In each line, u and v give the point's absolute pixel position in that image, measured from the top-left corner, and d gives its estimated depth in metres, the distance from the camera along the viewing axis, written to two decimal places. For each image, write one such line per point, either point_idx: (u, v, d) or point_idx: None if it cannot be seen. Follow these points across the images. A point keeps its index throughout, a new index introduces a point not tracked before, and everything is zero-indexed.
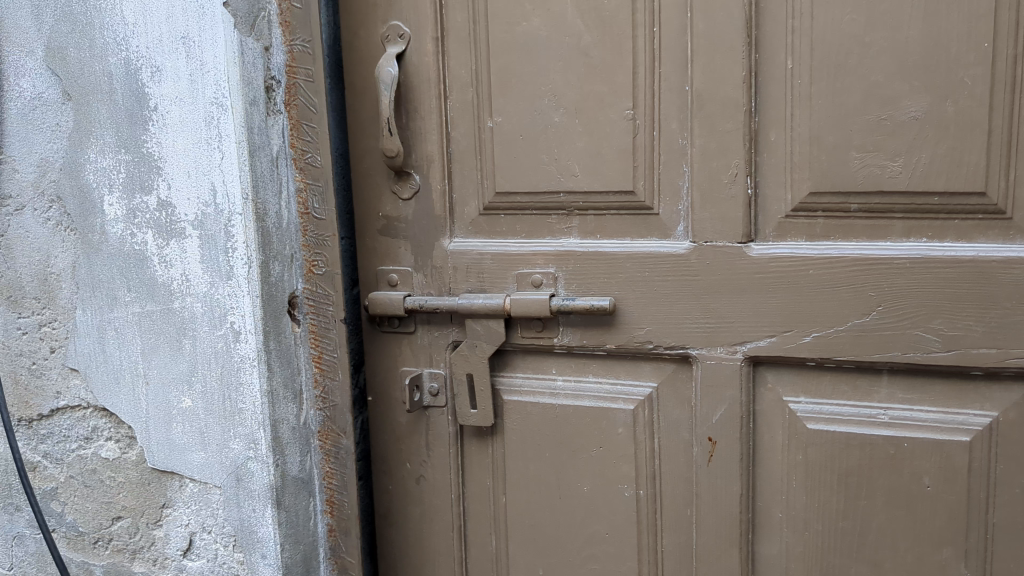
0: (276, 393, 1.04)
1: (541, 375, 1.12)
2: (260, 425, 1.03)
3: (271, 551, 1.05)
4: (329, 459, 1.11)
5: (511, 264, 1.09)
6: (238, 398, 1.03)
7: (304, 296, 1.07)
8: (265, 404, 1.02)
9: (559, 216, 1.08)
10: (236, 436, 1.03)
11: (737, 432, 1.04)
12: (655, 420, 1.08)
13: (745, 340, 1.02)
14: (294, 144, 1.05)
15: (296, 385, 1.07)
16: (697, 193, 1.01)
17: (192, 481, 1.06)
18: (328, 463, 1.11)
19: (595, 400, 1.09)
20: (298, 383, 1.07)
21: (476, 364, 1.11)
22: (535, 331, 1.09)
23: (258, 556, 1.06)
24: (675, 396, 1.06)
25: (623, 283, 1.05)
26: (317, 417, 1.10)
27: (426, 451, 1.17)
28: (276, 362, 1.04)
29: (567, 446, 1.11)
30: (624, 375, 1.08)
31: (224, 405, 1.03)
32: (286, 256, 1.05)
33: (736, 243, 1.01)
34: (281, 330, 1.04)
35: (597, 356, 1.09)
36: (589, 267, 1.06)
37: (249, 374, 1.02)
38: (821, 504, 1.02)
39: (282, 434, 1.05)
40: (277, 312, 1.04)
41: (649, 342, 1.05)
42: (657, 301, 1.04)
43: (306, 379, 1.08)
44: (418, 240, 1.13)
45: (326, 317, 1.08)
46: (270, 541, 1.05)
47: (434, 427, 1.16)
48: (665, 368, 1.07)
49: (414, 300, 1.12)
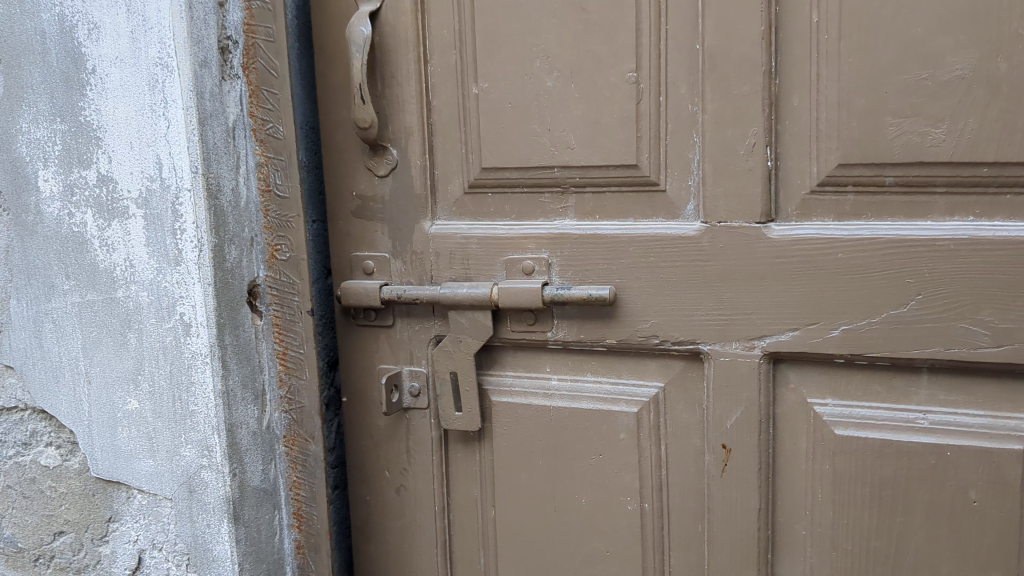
0: (234, 393, 0.92)
1: (534, 374, 1.00)
2: (214, 430, 0.91)
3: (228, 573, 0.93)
4: (296, 467, 1.00)
5: (500, 249, 0.97)
6: (189, 399, 0.91)
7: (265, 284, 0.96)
8: (219, 407, 0.90)
9: (553, 195, 0.96)
10: (188, 443, 0.92)
11: (754, 438, 0.91)
12: (661, 425, 0.95)
13: (764, 334, 0.89)
14: (253, 112, 0.94)
15: (257, 385, 0.95)
16: (709, 166, 0.89)
17: (141, 493, 0.95)
18: (295, 472, 1.00)
19: (594, 402, 0.97)
20: (260, 382, 0.96)
21: (461, 362, 0.99)
22: (526, 325, 0.97)
23: None
24: (684, 398, 0.94)
25: (625, 270, 0.93)
26: (282, 420, 0.99)
27: (407, 458, 1.05)
28: (233, 359, 0.92)
29: (562, 454, 0.99)
30: (626, 374, 0.96)
31: (174, 407, 0.91)
32: (244, 240, 0.93)
33: (754, 224, 0.88)
34: (239, 323, 0.93)
35: (596, 352, 0.97)
36: (587, 251, 0.94)
37: (201, 372, 0.90)
38: (851, 521, 0.90)
39: (240, 439, 0.93)
40: (234, 301, 0.92)
41: (655, 337, 0.93)
42: (663, 290, 0.92)
43: (269, 378, 0.97)
44: (397, 223, 1.01)
45: (292, 309, 0.97)
46: (227, 561, 0.93)
47: (415, 431, 1.04)
48: (673, 365, 0.94)
49: (391, 290, 1.00)
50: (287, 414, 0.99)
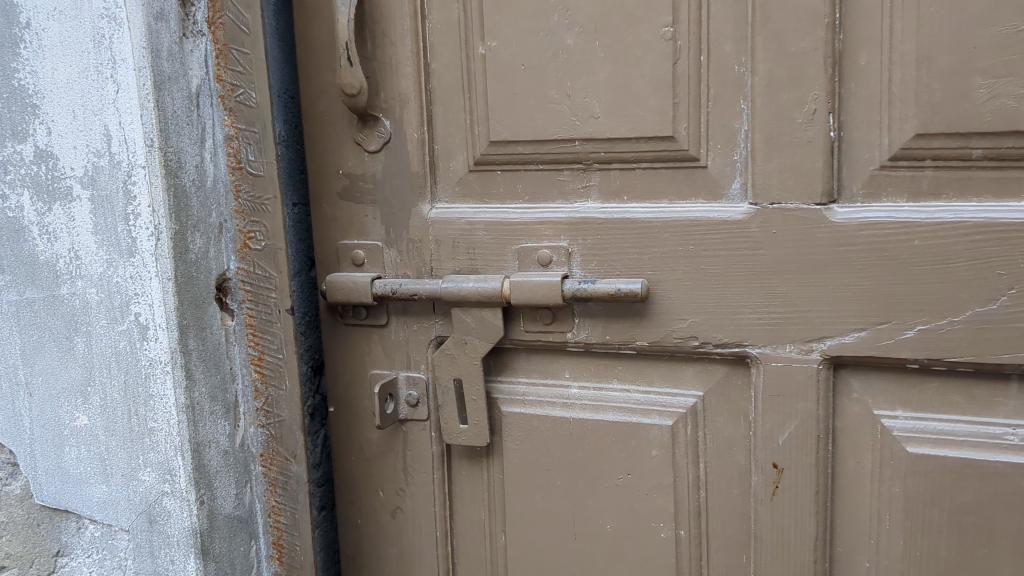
0: (201, 407, 0.79)
1: (550, 381, 0.86)
2: (177, 451, 0.77)
3: None
4: (275, 491, 0.86)
5: (511, 237, 0.83)
6: (148, 414, 0.77)
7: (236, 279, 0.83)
8: (183, 423, 0.77)
9: (573, 172, 0.82)
10: (146, 466, 0.78)
11: (810, 456, 0.78)
12: (699, 440, 0.82)
13: (824, 335, 0.76)
14: (221, 76, 0.80)
15: (228, 397, 0.82)
16: (760, 137, 0.75)
17: (93, 524, 0.80)
18: (274, 495, 0.86)
19: (620, 414, 0.83)
20: (232, 394, 0.82)
21: (466, 367, 0.85)
22: (541, 324, 0.84)
23: None
24: (728, 409, 0.81)
25: (659, 260, 0.79)
26: (258, 436, 0.85)
27: (403, 476, 0.92)
28: (199, 367, 0.78)
29: (583, 473, 0.86)
30: (659, 382, 0.83)
31: (130, 423, 0.78)
32: (214, 227, 0.80)
33: (813, 205, 0.75)
34: (206, 324, 0.79)
35: (623, 356, 0.83)
36: (614, 238, 0.80)
37: (161, 383, 0.76)
38: (924, 552, 0.77)
39: (208, 461, 0.80)
40: (200, 299, 0.79)
41: (693, 338, 0.79)
42: (704, 283, 0.78)
43: (242, 387, 0.83)
44: (390, 206, 0.87)
45: (268, 307, 0.83)
46: None
47: (413, 446, 0.91)
48: (714, 371, 0.81)
49: (385, 284, 0.86)
50: (265, 429, 0.85)
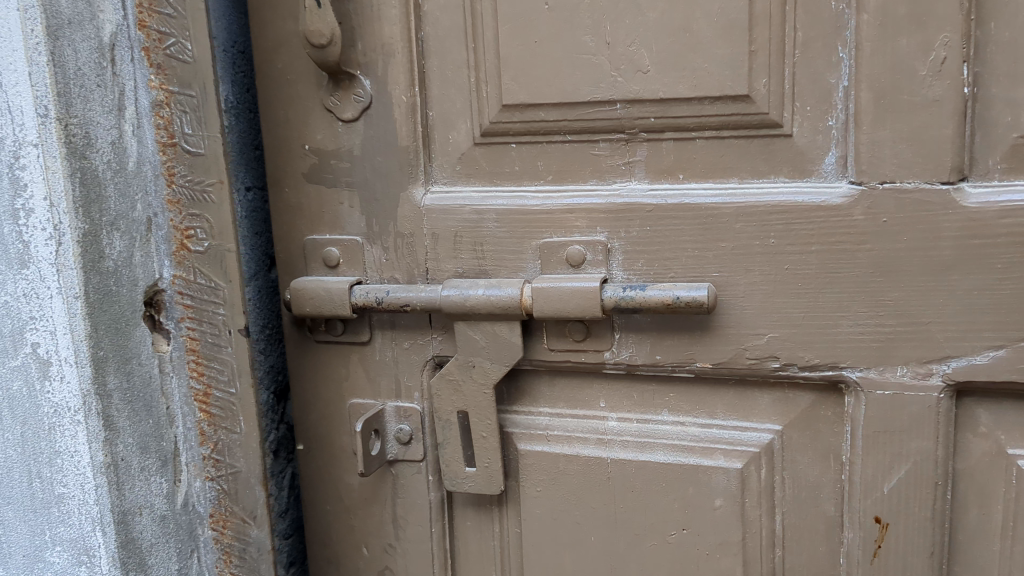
0: (128, 464, 0.59)
1: (580, 411, 0.68)
2: (95, 525, 0.58)
3: None
4: (229, 562, 0.67)
5: (531, 229, 0.65)
6: (56, 478, 0.58)
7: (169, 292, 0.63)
8: (104, 488, 0.57)
9: (611, 144, 0.63)
10: (57, 543, 0.59)
11: (925, 509, 0.60)
12: (776, 485, 0.64)
13: (948, 354, 0.58)
14: (143, 21, 0.60)
15: (165, 445, 0.63)
16: (866, 96, 0.57)
17: None
18: (229, 568, 0.67)
19: (673, 454, 0.65)
20: (169, 441, 0.63)
21: (473, 397, 0.67)
22: (571, 341, 0.65)
23: None
24: (814, 446, 0.63)
25: (728, 257, 0.61)
26: (207, 492, 0.66)
27: (393, 530, 0.73)
28: (123, 412, 0.59)
29: (623, 526, 0.68)
30: (723, 413, 0.65)
31: (32, 489, 0.59)
32: (143, 223, 0.60)
33: (937, 184, 0.56)
34: (132, 355, 0.59)
35: (677, 379, 0.65)
36: (668, 230, 0.62)
37: (70, 437, 0.56)
38: None
39: (139, 534, 0.60)
40: (122, 322, 0.59)
41: (773, 359, 0.61)
42: (787, 288, 0.60)
43: (183, 431, 0.64)
44: (371, 190, 0.68)
45: (215, 328, 0.63)
46: None
47: (405, 493, 0.72)
48: (797, 399, 0.63)
49: (366, 292, 0.67)
50: (214, 484, 0.66)
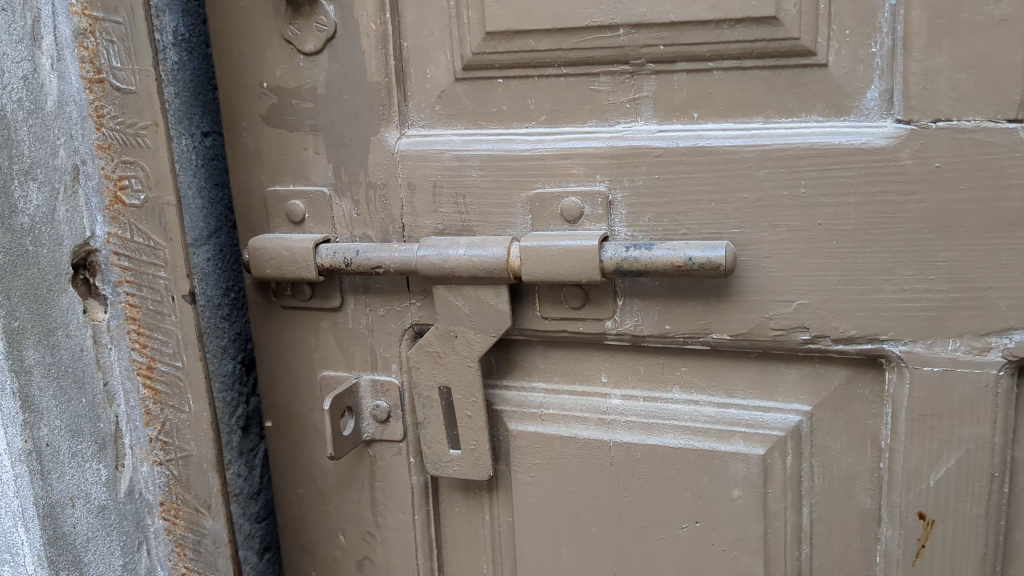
0: (55, 451, 0.52)
1: (579, 387, 0.59)
2: (17, 521, 0.50)
3: None
4: (183, 554, 0.61)
5: (520, 178, 0.56)
6: None
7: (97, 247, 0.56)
8: (24, 479, 0.50)
9: (613, 77, 0.54)
10: None
11: (977, 506, 0.52)
12: (804, 474, 0.56)
13: (1010, 325, 0.49)
14: None
15: (102, 427, 0.56)
16: (918, 16, 0.47)
17: None
18: (184, 562, 0.61)
19: (684, 437, 0.57)
20: (105, 423, 0.56)
21: (457, 371, 0.58)
22: (567, 309, 0.56)
23: None
24: (849, 430, 0.55)
25: (751, 211, 0.52)
26: (156, 477, 0.60)
27: (372, 518, 0.65)
28: (49, 393, 0.52)
29: (628, 519, 0.59)
30: (743, 391, 0.56)
31: None
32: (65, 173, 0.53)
33: (1003, 122, 0.47)
34: (56, 328, 0.52)
35: (689, 352, 0.56)
36: (679, 179, 0.53)
37: None
38: None
39: (70, 528, 0.53)
40: (42, 289, 0.51)
41: (802, 330, 0.53)
42: (820, 247, 0.51)
43: (126, 410, 0.58)
44: (339, 135, 0.59)
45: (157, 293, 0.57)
46: None
47: (383, 477, 0.64)
48: (829, 375, 0.54)
49: (333, 252, 0.58)
50: (164, 469, 0.60)
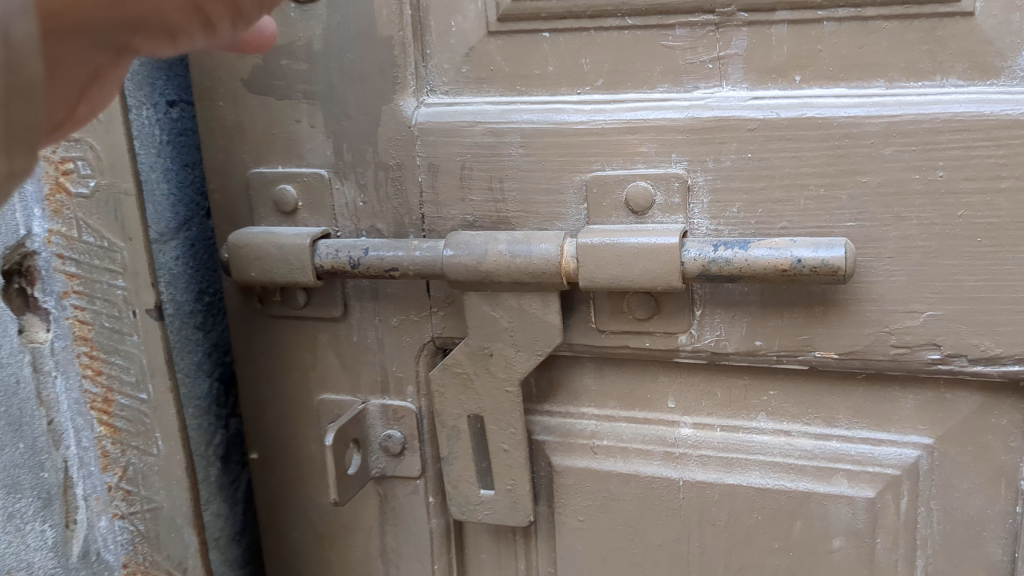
0: None
1: (640, 414, 0.49)
2: None
3: None
4: None
5: (572, 158, 0.44)
6: None
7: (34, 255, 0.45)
8: None
9: (690, 30, 0.42)
10: None
11: None
12: (921, 521, 0.46)
13: None
14: None
15: (46, 476, 0.47)
16: None
17: None
18: None
19: (772, 476, 0.46)
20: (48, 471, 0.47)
21: (490, 397, 0.48)
22: (631, 321, 0.45)
23: None
24: (979, 467, 0.44)
25: (871, 199, 0.41)
26: (116, 532, 0.50)
27: (382, 566, 0.54)
28: None
29: (700, 572, 0.49)
30: (846, 419, 0.46)
31: None
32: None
33: None
34: None
35: (780, 371, 0.46)
36: (779, 159, 0.42)
37: None
38: None
39: None
40: None
41: (930, 347, 0.42)
42: (959, 245, 0.40)
43: (76, 451, 0.48)
44: (340, 104, 0.47)
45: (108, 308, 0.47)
46: None
47: (397, 520, 0.53)
48: (957, 401, 0.44)
49: (336, 249, 0.47)
50: (126, 524, 0.50)
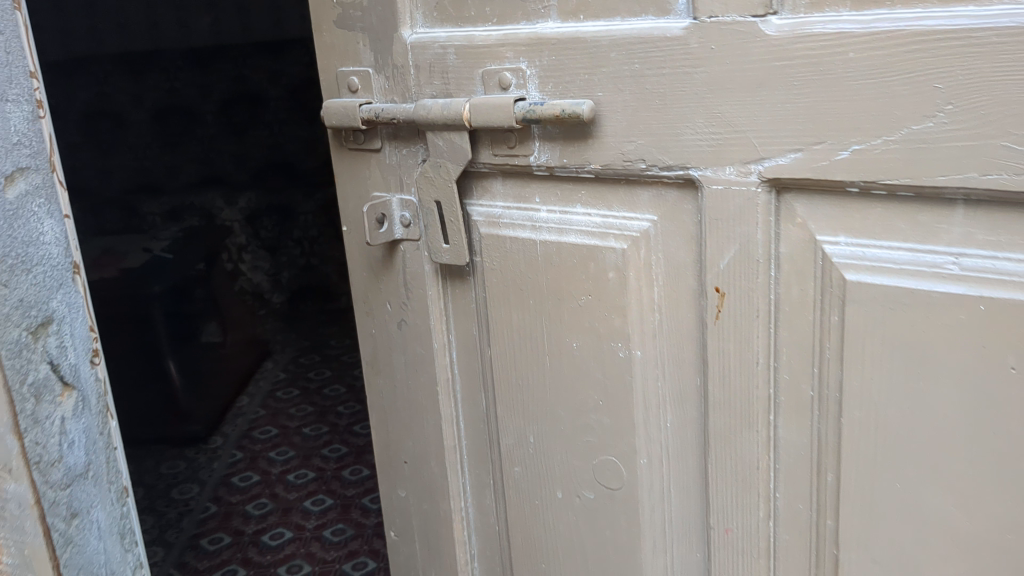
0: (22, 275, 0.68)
1: (523, 205, 0.89)
2: (23, 298, 0.68)
3: (59, 428, 0.71)
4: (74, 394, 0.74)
5: (477, 59, 0.85)
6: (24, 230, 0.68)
7: (60, 188, 0.73)
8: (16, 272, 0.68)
9: None
10: (21, 290, 0.68)
11: (750, 281, 0.77)
12: (654, 264, 0.82)
13: (763, 157, 0.73)
14: None
15: (47, 283, 0.71)
16: None
17: (32, 331, 0.69)
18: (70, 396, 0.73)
19: (581, 237, 0.85)
20: (55, 275, 0.72)
21: (443, 189, 0.90)
22: (507, 148, 0.86)
23: (56, 419, 0.71)
24: (680, 234, 0.80)
25: (608, 80, 0.78)
26: (76, 346, 0.74)
27: (404, 293, 0.98)
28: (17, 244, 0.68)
29: (551, 292, 0.89)
30: (617, 206, 0.83)
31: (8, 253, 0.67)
32: (36, 133, 0.70)
33: (748, 17, 0.71)
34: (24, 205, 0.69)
35: (585, 179, 0.84)
36: (567, 60, 0.80)
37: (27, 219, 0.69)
38: (862, 383, 0.74)
39: (42, 342, 0.70)
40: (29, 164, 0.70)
41: (642, 162, 0.79)
42: (649, 104, 0.77)
43: (64, 271, 0.74)
44: (376, 34, 0.91)
45: (31, 285, 0.69)
46: (57, 423, 0.71)
47: (410, 264, 0.97)
48: (666, 195, 0.80)
49: (370, 109, 0.91)
50: (79, 343, 0.75)
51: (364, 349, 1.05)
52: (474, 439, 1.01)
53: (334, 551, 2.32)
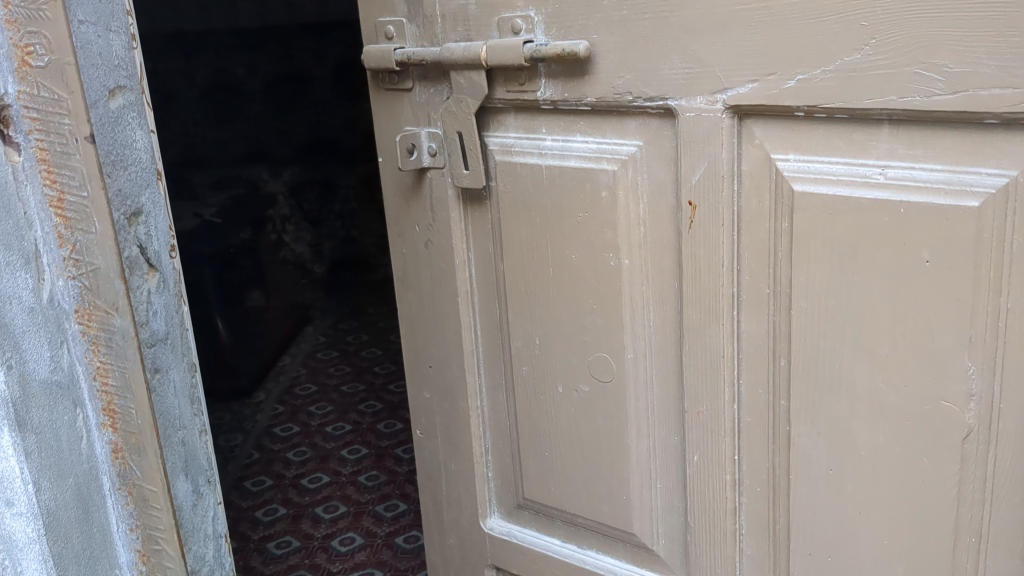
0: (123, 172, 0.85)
1: (531, 135, 1.04)
2: (121, 189, 0.85)
3: (144, 300, 0.88)
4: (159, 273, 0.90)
5: (493, 9, 1.00)
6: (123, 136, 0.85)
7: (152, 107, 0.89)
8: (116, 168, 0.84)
9: None
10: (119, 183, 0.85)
11: (717, 195, 0.91)
12: (639, 183, 0.97)
13: (726, 88, 0.88)
14: None
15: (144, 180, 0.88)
16: None
17: (125, 217, 0.86)
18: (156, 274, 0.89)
19: (579, 161, 1.00)
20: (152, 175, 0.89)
21: (464, 122, 1.05)
22: (517, 85, 1.01)
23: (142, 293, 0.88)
24: (661, 156, 0.95)
25: (601, 25, 0.93)
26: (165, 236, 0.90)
27: (431, 215, 1.14)
28: (118, 146, 0.84)
29: (554, 210, 1.04)
30: (610, 134, 0.98)
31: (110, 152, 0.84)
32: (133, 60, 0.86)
33: None
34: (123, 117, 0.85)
35: (583, 111, 0.99)
36: (568, 8, 0.95)
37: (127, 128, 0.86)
38: (808, 279, 0.88)
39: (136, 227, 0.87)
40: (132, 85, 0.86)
41: (629, 94, 0.94)
42: (634, 44, 0.92)
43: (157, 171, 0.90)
44: None
45: (127, 180, 0.86)
46: (142, 296, 0.88)
47: (436, 189, 1.12)
48: (650, 123, 0.95)
49: (403, 53, 1.07)
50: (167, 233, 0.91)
51: (396, 268, 1.21)
52: (489, 345, 1.16)
53: (368, 494, 2.49)
